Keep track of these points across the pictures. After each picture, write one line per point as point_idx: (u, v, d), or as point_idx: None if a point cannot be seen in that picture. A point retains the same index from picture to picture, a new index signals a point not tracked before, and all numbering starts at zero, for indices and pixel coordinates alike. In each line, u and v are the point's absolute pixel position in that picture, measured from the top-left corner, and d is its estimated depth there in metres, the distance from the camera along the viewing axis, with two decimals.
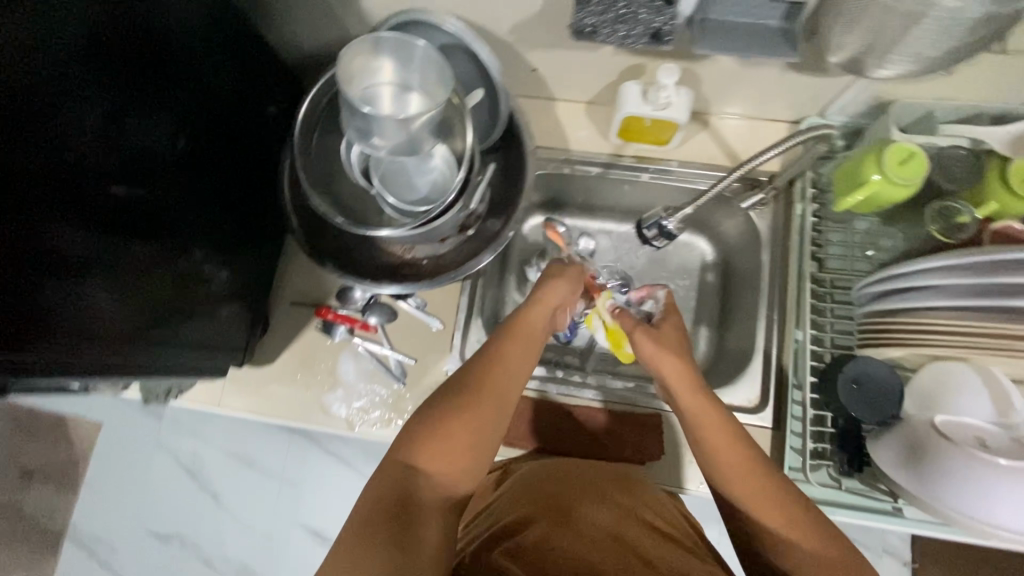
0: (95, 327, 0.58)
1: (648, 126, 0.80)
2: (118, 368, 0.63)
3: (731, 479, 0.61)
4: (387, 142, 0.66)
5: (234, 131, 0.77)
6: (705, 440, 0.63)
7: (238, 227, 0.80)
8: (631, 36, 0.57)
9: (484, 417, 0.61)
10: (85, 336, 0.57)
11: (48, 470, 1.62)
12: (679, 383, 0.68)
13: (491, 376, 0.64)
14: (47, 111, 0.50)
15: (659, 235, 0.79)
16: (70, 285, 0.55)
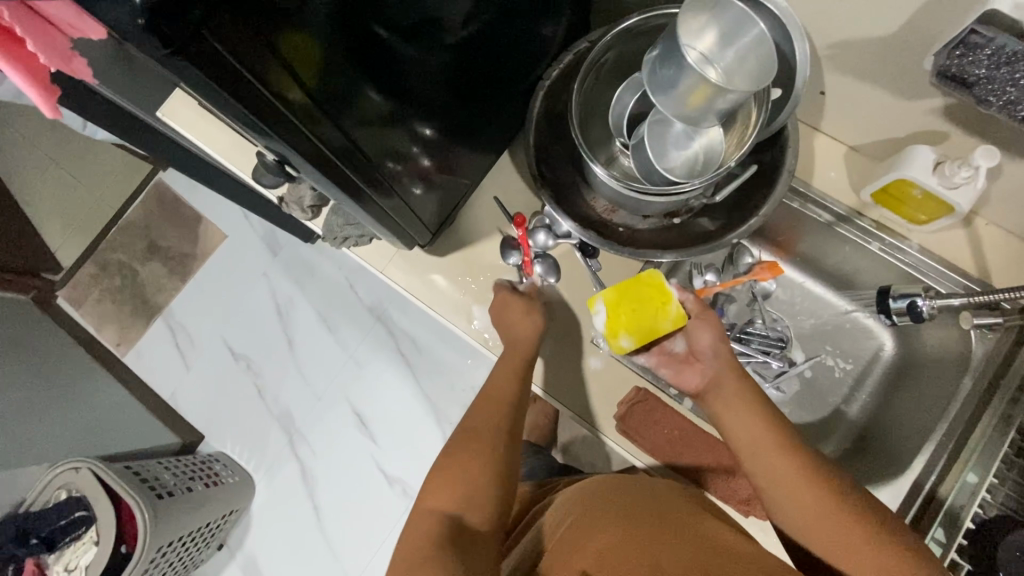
0: (336, 139, 0.61)
1: (915, 199, 0.74)
2: (340, 185, 0.65)
3: (790, 497, 0.63)
4: (674, 107, 0.64)
5: (514, 38, 0.77)
6: (756, 454, 0.66)
7: (467, 123, 0.81)
8: (1020, 102, 0.53)
9: (479, 448, 0.74)
10: (328, 136, 0.60)
11: (170, 255, 1.77)
12: (727, 385, 0.71)
13: (477, 416, 0.77)
14: None
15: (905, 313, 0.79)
16: (332, 92, 0.58)
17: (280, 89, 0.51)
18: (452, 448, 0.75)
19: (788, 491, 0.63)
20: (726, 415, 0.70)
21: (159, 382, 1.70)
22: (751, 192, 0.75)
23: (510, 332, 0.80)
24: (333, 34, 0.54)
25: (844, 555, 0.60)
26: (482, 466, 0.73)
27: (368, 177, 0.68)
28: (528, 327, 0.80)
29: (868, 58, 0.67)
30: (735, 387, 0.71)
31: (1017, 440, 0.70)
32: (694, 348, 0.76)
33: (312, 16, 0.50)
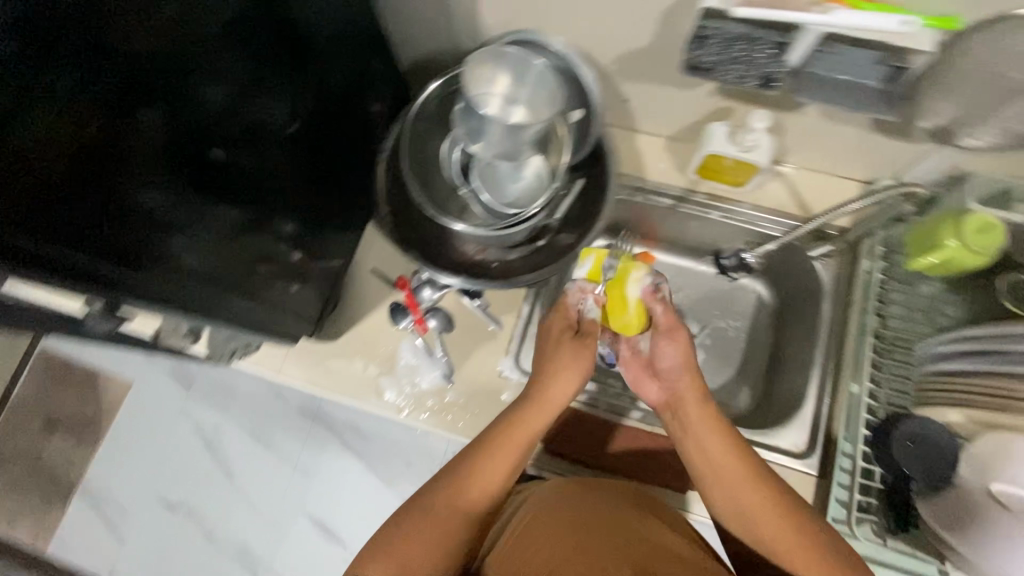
0: (180, 267, 0.61)
1: (728, 166, 0.83)
2: (194, 307, 0.65)
3: (762, 526, 0.62)
4: (491, 148, 0.71)
5: (342, 119, 0.83)
6: (729, 481, 0.65)
7: (323, 209, 0.84)
8: (747, 75, 0.64)
9: (485, 497, 0.66)
10: (170, 267, 0.59)
11: (72, 422, 1.64)
12: (698, 414, 0.70)
13: (489, 456, 0.68)
14: (186, 80, 0.54)
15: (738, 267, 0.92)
16: (171, 228, 0.58)
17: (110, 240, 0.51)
18: (442, 503, 0.64)
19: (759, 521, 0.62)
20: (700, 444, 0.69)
21: (92, 561, 1.55)
22: (594, 199, 0.82)
23: (569, 349, 0.76)
24: (160, 172, 0.55)
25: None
26: (473, 524, 0.65)
27: (231, 289, 0.69)
28: (574, 371, 0.75)
29: (644, 64, 0.77)
30: (706, 415, 0.69)
31: (877, 344, 0.79)
32: (655, 360, 0.76)
33: (138, 166, 0.52)
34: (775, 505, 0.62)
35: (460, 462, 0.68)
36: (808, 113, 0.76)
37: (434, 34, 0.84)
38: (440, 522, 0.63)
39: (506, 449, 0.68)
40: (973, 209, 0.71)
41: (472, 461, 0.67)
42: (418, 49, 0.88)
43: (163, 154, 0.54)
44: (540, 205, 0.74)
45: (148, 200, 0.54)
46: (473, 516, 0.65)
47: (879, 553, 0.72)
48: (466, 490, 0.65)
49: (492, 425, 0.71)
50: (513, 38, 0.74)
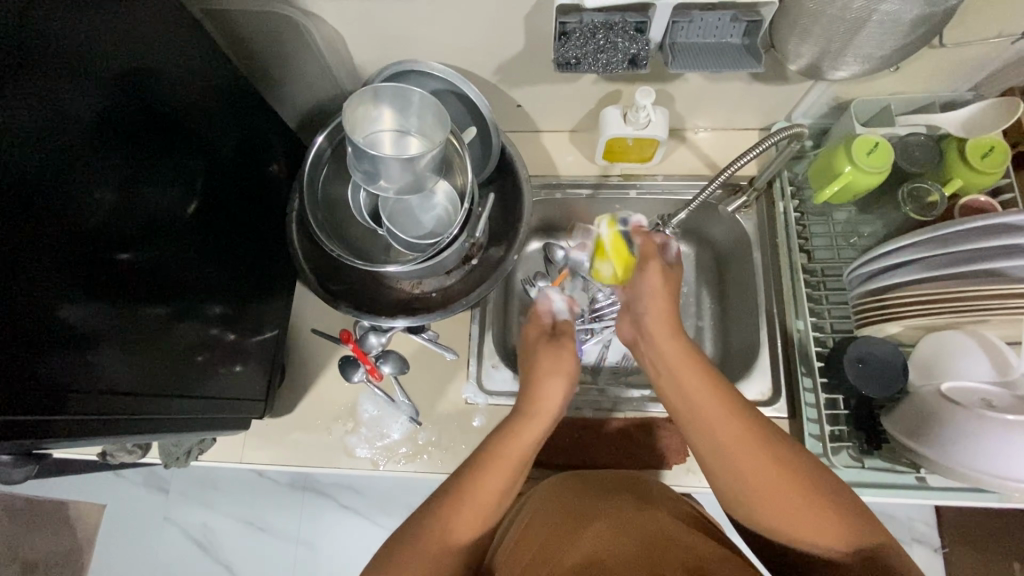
0: (108, 383, 0.58)
1: (631, 145, 0.85)
2: (136, 424, 0.62)
3: (736, 457, 0.58)
4: (392, 184, 0.70)
5: (241, 188, 0.80)
6: (700, 412, 0.63)
7: (248, 281, 0.82)
8: (613, 61, 0.64)
9: (489, 514, 0.61)
10: (98, 388, 0.57)
11: (53, 561, 1.56)
12: (675, 360, 0.67)
13: (489, 467, 0.63)
14: (61, 193, 0.52)
15: (658, 242, 0.81)
16: (86, 348, 0.55)
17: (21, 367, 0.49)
18: (448, 517, 0.59)
19: (731, 452, 0.59)
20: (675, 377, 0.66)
21: None
22: (512, 208, 0.83)
23: (545, 353, 0.77)
24: (55, 291, 0.52)
25: (796, 520, 0.55)
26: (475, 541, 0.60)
27: (171, 391, 0.66)
28: (558, 375, 0.74)
29: (523, 68, 0.78)
30: (691, 376, 0.65)
31: (809, 279, 0.82)
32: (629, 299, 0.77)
33: (32, 285, 0.50)
34: (749, 441, 0.58)
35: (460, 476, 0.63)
36: (689, 79, 0.78)
37: (316, 85, 0.84)
38: (449, 522, 0.59)
39: (503, 465, 0.63)
40: (861, 133, 0.75)
41: (470, 479, 0.62)
42: (304, 102, 0.87)
43: (61, 268, 0.52)
44: (457, 226, 0.73)
45: (51, 315, 0.52)
46: (480, 532, 0.61)
47: (863, 476, 0.74)
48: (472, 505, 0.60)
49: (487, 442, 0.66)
50: (391, 71, 0.75)
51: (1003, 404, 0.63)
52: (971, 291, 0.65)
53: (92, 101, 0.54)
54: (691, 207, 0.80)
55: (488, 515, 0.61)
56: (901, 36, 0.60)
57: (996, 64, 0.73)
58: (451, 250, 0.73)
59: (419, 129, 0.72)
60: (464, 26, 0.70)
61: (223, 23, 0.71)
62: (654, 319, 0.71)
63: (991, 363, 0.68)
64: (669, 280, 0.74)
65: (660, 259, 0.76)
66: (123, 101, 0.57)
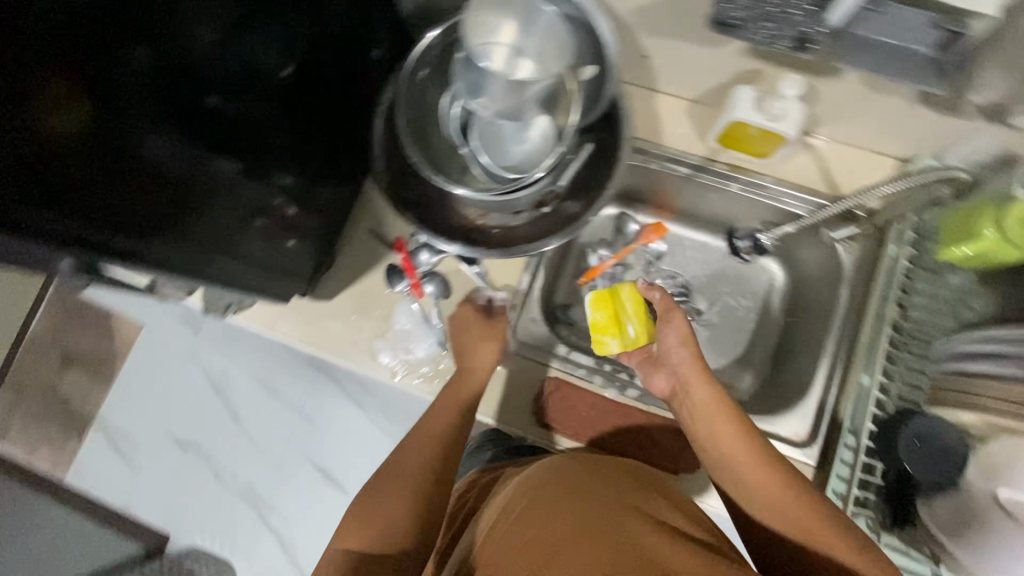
0: (170, 221, 0.58)
1: (753, 135, 0.77)
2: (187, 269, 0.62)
3: (758, 493, 0.60)
4: (489, 105, 0.66)
5: (338, 63, 0.76)
6: (722, 455, 0.64)
7: (319, 161, 0.80)
8: (781, 34, 0.57)
9: (425, 448, 0.74)
10: (161, 223, 0.57)
11: (89, 358, 1.69)
12: (715, 416, 0.65)
13: (433, 418, 0.76)
14: (169, 17, 0.51)
15: (751, 248, 0.88)
16: (159, 181, 0.55)
17: (102, 181, 0.50)
18: (383, 482, 0.71)
19: (759, 493, 0.60)
20: (704, 427, 0.66)
21: (111, 491, 1.65)
22: (603, 168, 0.77)
23: (468, 334, 0.82)
24: (145, 111, 0.52)
25: (805, 538, 0.57)
26: (394, 514, 0.67)
27: (225, 246, 0.67)
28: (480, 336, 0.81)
29: (665, 16, 0.69)
30: (730, 426, 0.64)
31: (894, 337, 0.73)
32: (662, 351, 0.74)
33: (127, 106, 0.50)
34: (757, 456, 0.62)
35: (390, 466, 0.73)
36: (846, 80, 0.68)
37: None
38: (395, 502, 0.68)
39: (445, 409, 0.77)
40: None
41: (427, 424, 0.76)
42: None
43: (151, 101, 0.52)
44: (541, 170, 0.70)
45: (136, 142, 0.52)
46: (396, 469, 0.72)
47: None
48: (386, 472, 0.72)
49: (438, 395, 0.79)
50: None
51: None
52: None
53: None
54: (798, 224, 0.80)
55: (406, 484, 0.70)
56: None
57: None
58: (524, 194, 0.71)
59: (536, 54, 0.64)
60: None
61: None
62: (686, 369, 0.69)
63: None
64: (683, 334, 0.72)
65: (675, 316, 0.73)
66: None
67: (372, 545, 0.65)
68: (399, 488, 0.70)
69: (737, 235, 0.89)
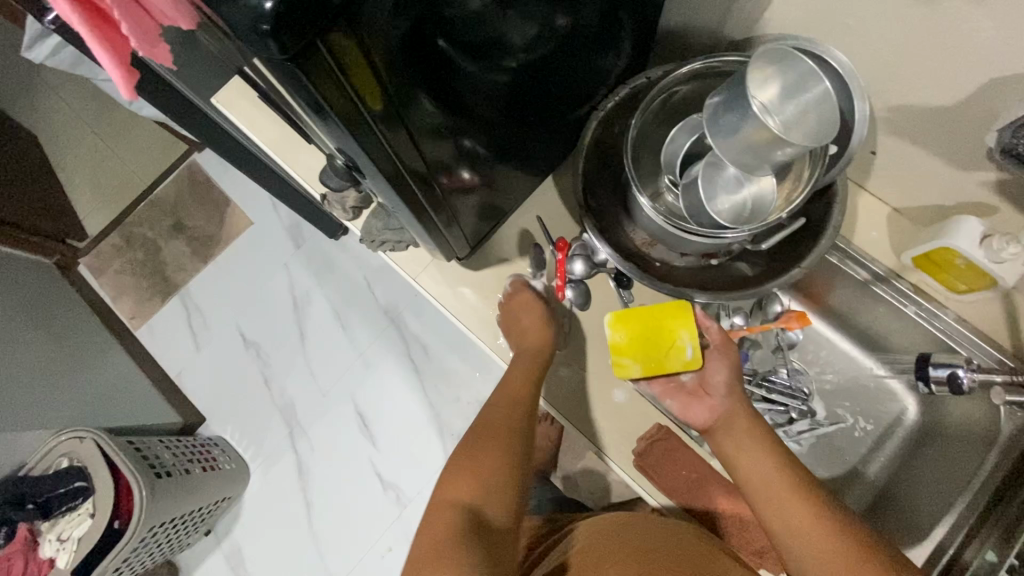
0: (390, 140, 0.56)
1: (958, 267, 0.73)
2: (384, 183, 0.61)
3: (818, 551, 0.61)
4: (724, 150, 0.64)
5: (582, 68, 0.77)
6: (777, 512, 0.65)
7: (521, 141, 0.80)
8: None
9: (504, 414, 0.77)
10: (384, 136, 0.55)
11: (196, 235, 1.78)
12: (763, 470, 0.67)
13: (507, 386, 0.80)
14: None
15: (946, 383, 0.76)
16: (392, 108, 0.54)
17: (360, 100, 0.49)
18: (466, 444, 0.74)
19: (819, 551, 0.61)
20: (758, 483, 0.67)
21: (168, 359, 1.70)
22: (791, 244, 0.76)
23: (517, 312, 0.84)
24: (411, 39, 0.50)
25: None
26: (493, 473, 0.70)
27: (412, 186, 0.66)
28: (528, 304, 0.84)
29: (924, 124, 0.68)
30: (780, 484, 0.66)
31: None
32: (706, 381, 0.78)
33: (401, 38, 0.49)
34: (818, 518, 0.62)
35: (475, 430, 0.77)
36: None
37: (701, 14, 0.78)
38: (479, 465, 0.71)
39: (520, 373, 0.80)
40: None
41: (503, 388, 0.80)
42: (674, 20, 0.82)
43: (412, 24, 0.49)
44: (734, 231, 0.67)
45: (388, 70, 0.50)
46: (477, 433, 0.76)
47: None
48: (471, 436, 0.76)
49: (511, 367, 0.82)
50: (802, 47, 0.66)
51: None
52: None
53: None
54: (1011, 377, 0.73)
55: (489, 449, 0.73)
56: None
57: None
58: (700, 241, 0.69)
59: (789, 118, 0.62)
60: (917, 48, 0.61)
61: None
62: (736, 415, 0.74)
63: None
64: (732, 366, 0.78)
65: (717, 354, 0.78)
66: None
67: (469, 498, 0.67)
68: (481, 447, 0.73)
69: (930, 362, 0.78)
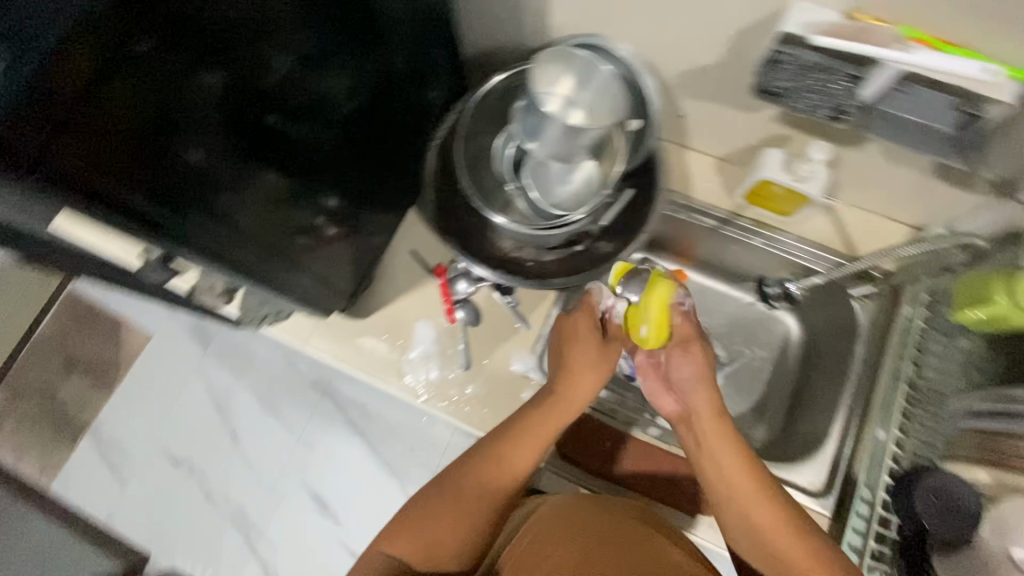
0: (221, 215, 0.61)
1: (778, 194, 0.82)
2: (230, 262, 0.65)
3: (784, 559, 0.61)
4: (541, 146, 0.72)
5: (399, 102, 0.82)
6: (746, 522, 0.64)
7: (370, 183, 0.84)
8: (819, 106, 0.62)
9: (523, 455, 0.71)
10: (211, 214, 0.60)
11: (92, 365, 1.67)
12: (731, 467, 0.66)
13: (536, 426, 0.73)
14: (245, 43, 0.54)
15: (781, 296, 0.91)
16: (209, 189, 0.59)
17: (164, 186, 0.54)
18: (456, 478, 0.70)
19: (784, 560, 0.61)
20: (732, 496, 0.66)
21: (93, 504, 1.57)
22: (637, 213, 0.82)
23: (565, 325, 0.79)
24: (214, 122, 0.56)
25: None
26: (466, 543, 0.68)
27: (271, 254, 0.70)
28: (592, 370, 0.75)
29: (707, 82, 0.77)
30: (748, 483, 0.65)
31: (909, 393, 0.78)
32: (672, 375, 0.75)
33: (195, 125, 0.54)
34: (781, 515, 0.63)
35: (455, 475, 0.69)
36: (868, 151, 0.75)
37: (500, 32, 0.84)
38: (456, 509, 0.67)
39: (557, 409, 0.74)
40: None
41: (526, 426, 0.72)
42: (480, 42, 0.88)
43: (213, 109, 0.55)
44: (581, 213, 0.75)
45: (186, 155, 0.55)
46: (485, 462, 0.70)
47: None
48: (472, 469, 0.70)
49: (552, 396, 0.74)
50: (582, 40, 0.73)
51: None
52: None
53: None
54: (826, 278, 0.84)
55: (482, 491, 0.68)
56: None
57: None
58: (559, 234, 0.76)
59: (587, 104, 0.67)
60: (673, 21, 0.70)
61: None
62: (705, 412, 0.70)
63: None
64: (695, 350, 0.74)
65: (682, 325, 0.75)
66: None
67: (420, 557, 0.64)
68: (476, 489, 0.68)
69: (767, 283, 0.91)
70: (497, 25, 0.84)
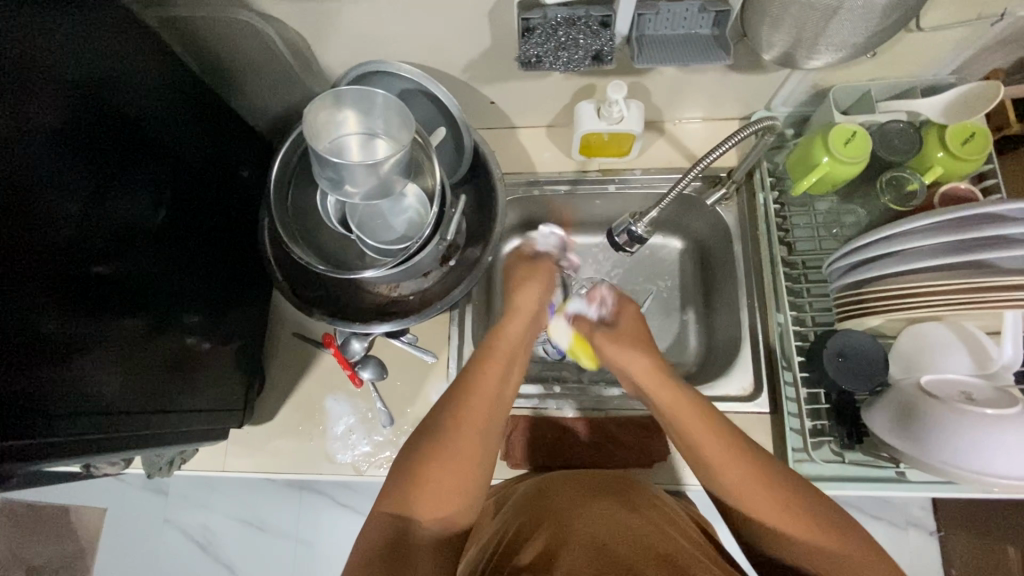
0: (84, 387, 0.56)
1: (607, 139, 0.84)
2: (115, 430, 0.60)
3: (737, 492, 0.57)
4: (359, 188, 0.68)
5: (212, 195, 0.78)
6: (695, 451, 0.61)
7: (222, 286, 0.80)
8: (574, 57, 0.63)
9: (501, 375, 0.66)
10: (74, 393, 0.55)
11: (57, 565, 1.56)
12: (696, 428, 0.61)
13: (501, 338, 0.70)
14: (18, 203, 0.49)
15: (630, 241, 0.79)
16: (61, 366, 0.53)
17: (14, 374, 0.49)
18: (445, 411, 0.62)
19: (739, 493, 0.57)
20: (685, 440, 0.62)
21: None
22: (487, 210, 0.82)
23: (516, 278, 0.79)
24: (27, 295, 0.50)
25: (787, 528, 0.55)
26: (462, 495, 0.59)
27: (152, 398, 0.66)
28: (535, 287, 0.77)
29: (493, 65, 0.77)
30: (709, 435, 0.60)
31: (790, 271, 0.81)
32: (619, 356, 0.73)
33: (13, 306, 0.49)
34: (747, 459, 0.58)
35: (463, 406, 0.62)
36: (663, 70, 0.77)
37: (286, 90, 0.82)
38: (445, 443, 0.59)
39: (517, 317, 0.73)
40: (838, 123, 0.73)
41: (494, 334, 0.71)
42: (274, 106, 0.85)
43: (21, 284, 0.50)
44: (430, 227, 0.71)
45: (31, 330, 0.50)
46: (469, 381, 0.64)
47: (844, 471, 0.74)
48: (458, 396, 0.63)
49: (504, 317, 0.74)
50: (355, 73, 0.73)
51: (982, 397, 0.63)
52: (947, 303, 0.64)
53: (52, 111, 0.52)
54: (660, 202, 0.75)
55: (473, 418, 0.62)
56: (874, 23, 0.59)
57: (974, 49, 0.71)
58: (423, 253, 0.71)
59: (385, 131, 0.70)
60: (428, 26, 0.69)
61: (179, 29, 0.68)
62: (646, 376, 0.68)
63: (970, 355, 0.68)
64: (623, 336, 0.74)
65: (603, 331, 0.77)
66: (90, 115, 0.56)
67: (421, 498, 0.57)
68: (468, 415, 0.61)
69: (613, 230, 0.79)
70: (276, 86, 0.81)
